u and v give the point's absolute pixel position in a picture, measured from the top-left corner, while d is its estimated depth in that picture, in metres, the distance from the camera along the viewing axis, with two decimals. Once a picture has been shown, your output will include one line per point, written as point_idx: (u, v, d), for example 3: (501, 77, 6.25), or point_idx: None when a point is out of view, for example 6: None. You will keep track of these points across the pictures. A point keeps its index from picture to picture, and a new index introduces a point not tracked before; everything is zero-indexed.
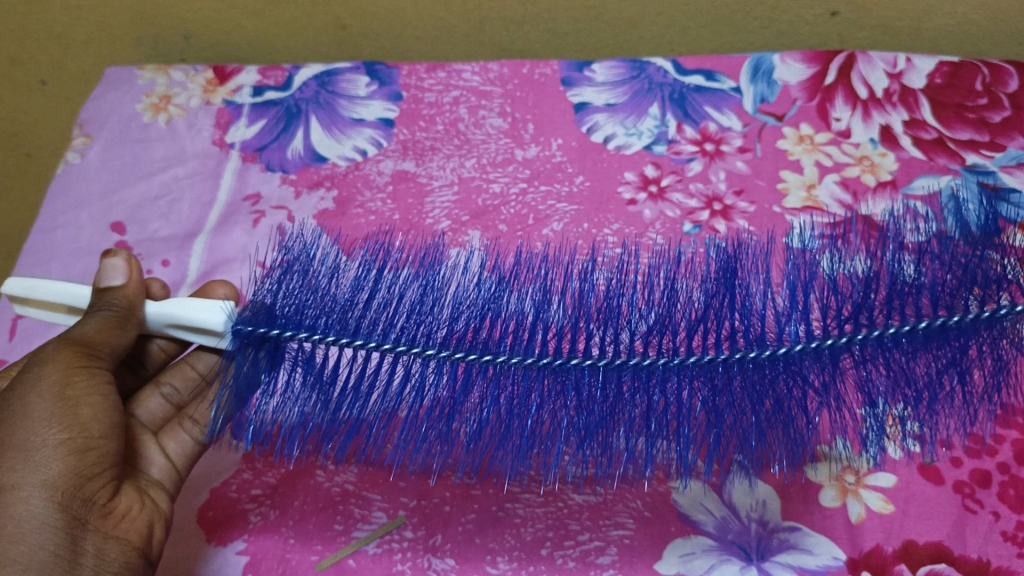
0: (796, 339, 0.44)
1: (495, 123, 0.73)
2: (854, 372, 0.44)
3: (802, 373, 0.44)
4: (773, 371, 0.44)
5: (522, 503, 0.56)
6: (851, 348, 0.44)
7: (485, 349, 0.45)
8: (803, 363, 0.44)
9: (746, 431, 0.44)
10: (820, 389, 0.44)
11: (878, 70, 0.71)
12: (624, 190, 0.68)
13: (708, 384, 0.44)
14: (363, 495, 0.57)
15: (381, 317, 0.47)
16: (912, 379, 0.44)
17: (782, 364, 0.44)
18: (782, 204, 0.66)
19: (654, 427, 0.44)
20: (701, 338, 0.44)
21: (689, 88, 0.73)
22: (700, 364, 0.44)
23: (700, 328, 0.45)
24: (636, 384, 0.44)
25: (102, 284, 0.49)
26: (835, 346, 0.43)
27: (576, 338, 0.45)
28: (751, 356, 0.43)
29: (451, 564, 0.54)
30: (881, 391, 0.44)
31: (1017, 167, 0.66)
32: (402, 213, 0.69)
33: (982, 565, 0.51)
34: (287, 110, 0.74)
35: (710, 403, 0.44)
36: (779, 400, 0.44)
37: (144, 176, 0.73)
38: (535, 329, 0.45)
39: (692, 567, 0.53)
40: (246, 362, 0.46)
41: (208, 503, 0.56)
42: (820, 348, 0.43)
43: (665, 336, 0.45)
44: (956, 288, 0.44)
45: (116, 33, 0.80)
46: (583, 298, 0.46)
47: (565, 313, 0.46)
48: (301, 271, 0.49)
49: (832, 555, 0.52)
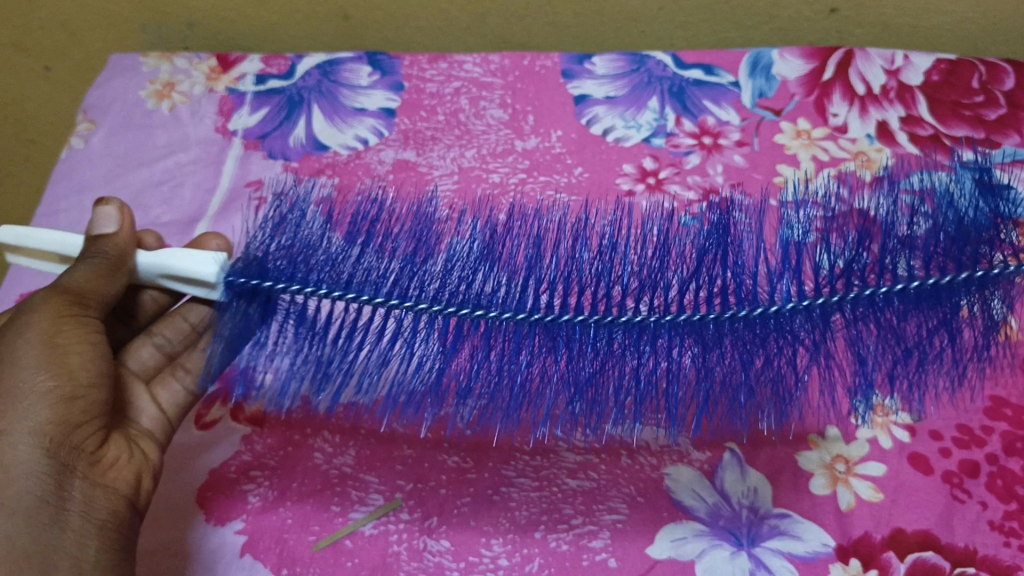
0: (787, 297, 0.46)
1: (495, 114, 0.74)
2: (844, 331, 0.46)
3: (793, 331, 0.46)
4: (764, 328, 0.46)
5: (517, 487, 0.57)
6: (842, 306, 0.46)
7: (473, 301, 0.47)
8: (795, 321, 0.46)
9: (735, 388, 0.47)
10: (810, 346, 0.46)
11: (876, 66, 0.72)
12: (623, 182, 0.69)
13: (699, 340, 0.46)
14: (360, 477, 0.57)
15: (374, 272, 0.49)
16: (901, 336, 0.46)
17: (773, 322, 0.46)
18: (778, 198, 0.66)
19: (642, 384, 0.47)
20: (693, 295, 0.47)
21: (688, 83, 0.73)
22: (690, 321, 0.46)
23: (693, 284, 0.48)
24: (619, 333, 0.46)
25: (95, 232, 0.49)
26: (826, 304, 0.45)
27: (567, 294, 0.47)
28: (743, 312, 0.46)
29: (446, 546, 0.54)
30: (871, 350, 0.47)
31: (1013, 165, 0.66)
32: (402, 202, 0.68)
33: (968, 554, 0.52)
34: (289, 99, 0.75)
35: (700, 359, 0.46)
36: (762, 350, 0.47)
37: (147, 162, 0.73)
38: (527, 283, 0.48)
39: (683, 551, 0.53)
40: (239, 313, 0.49)
41: (207, 484, 0.56)
42: (811, 305, 0.45)
43: (649, 298, 0.47)
44: (948, 250, 0.46)
45: (120, 20, 0.81)
46: (560, 262, 0.48)
47: (558, 267, 0.48)
48: (295, 228, 0.51)
49: (821, 541, 0.53)
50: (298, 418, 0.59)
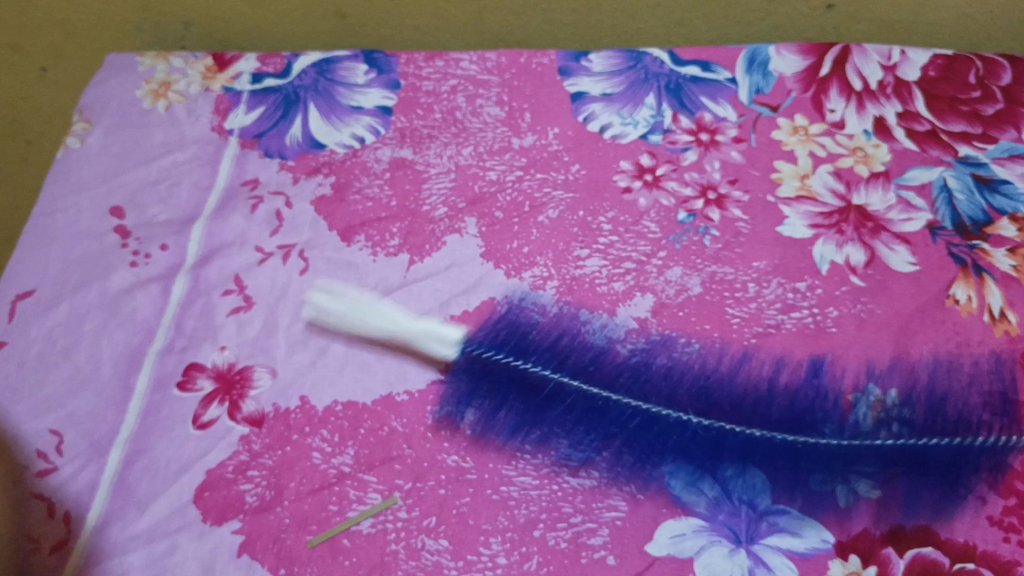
0: (728, 370, 0.58)
1: (492, 111, 0.73)
2: (783, 392, 0.57)
3: (737, 391, 0.57)
4: (717, 393, 0.57)
5: (517, 486, 0.55)
6: (777, 372, 0.57)
7: (520, 392, 0.58)
8: (740, 386, 0.57)
9: (694, 429, 0.56)
10: (756, 404, 0.56)
11: (872, 62, 0.72)
12: (620, 179, 0.68)
13: (659, 395, 0.57)
14: (358, 477, 0.56)
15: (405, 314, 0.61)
16: (831, 409, 0.56)
17: (724, 390, 0.57)
18: (776, 194, 0.66)
19: (621, 418, 0.56)
20: (659, 350, 0.59)
21: (685, 79, 0.73)
22: (655, 379, 0.58)
23: (655, 346, 0.59)
24: (646, 413, 0.56)
25: None
26: (760, 383, 0.57)
27: (569, 335, 0.60)
28: (695, 373, 0.58)
29: (444, 545, 0.53)
30: (812, 417, 0.56)
31: (1009, 159, 0.67)
32: (399, 200, 0.68)
33: (968, 550, 0.52)
34: (285, 98, 0.75)
35: (666, 414, 0.56)
36: (767, 438, 0.55)
37: (143, 161, 0.73)
38: (536, 326, 0.60)
39: (682, 549, 0.52)
40: (292, 351, 0.61)
41: (203, 485, 0.56)
42: (746, 380, 0.57)
43: (651, 386, 0.57)
44: (870, 317, 0.59)
45: (116, 19, 0.81)
46: (571, 350, 0.59)
47: (559, 309, 0.61)
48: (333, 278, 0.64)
49: (821, 538, 0.52)
50: (297, 419, 0.58)
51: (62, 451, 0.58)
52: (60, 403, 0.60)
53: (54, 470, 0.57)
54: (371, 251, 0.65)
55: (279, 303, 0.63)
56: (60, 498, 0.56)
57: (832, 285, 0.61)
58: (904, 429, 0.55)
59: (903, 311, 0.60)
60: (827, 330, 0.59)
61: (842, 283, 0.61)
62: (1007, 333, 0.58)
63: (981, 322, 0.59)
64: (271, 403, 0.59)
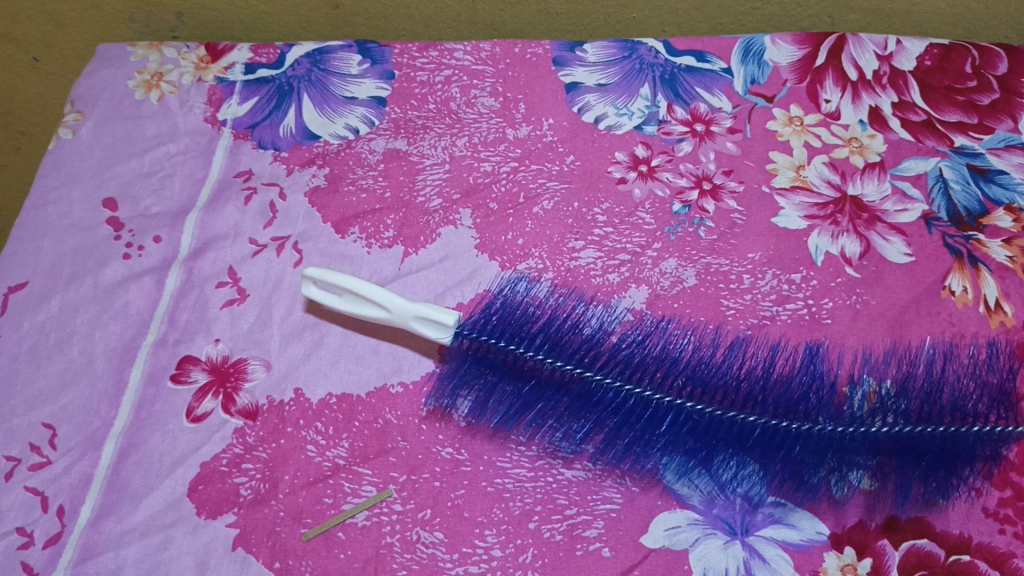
0: (721, 355, 0.55)
1: (487, 102, 0.73)
2: (776, 376, 0.54)
3: (729, 375, 0.54)
4: (709, 377, 0.54)
5: (511, 478, 0.55)
6: (771, 355, 0.56)
7: (514, 379, 0.55)
8: (733, 372, 0.54)
9: (682, 416, 0.53)
10: (749, 387, 0.53)
11: (868, 51, 0.72)
12: (614, 170, 0.68)
13: (650, 382, 0.54)
14: (353, 469, 0.56)
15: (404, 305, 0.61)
16: (825, 397, 0.53)
17: (715, 376, 0.54)
18: (771, 184, 0.66)
19: (617, 412, 0.54)
20: (659, 338, 0.56)
21: (680, 69, 0.73)
22: (648, 367, 0.54)
23: (651, 335, 0.57)
24: (641, 397, 0.53)
25: None
26: (753, 369, 0.54)
27: (570, 320, 0.57)
28: (688, 364, 0.54)
29: (439, 538, 0.53)
30: (804, 402, 0.53)
31: (1005, 149, 0.67)
32: (393, 191, 0.67)
33: (963, 541, 0.52)
34: (278, 89, 0.74)
35: (655, 402, 0.53)
36: (758, 424, 0.52)
37: (136, 153, 0.72)
38: (536, 309, 0.57)
39: (678, 540, 0.53)
40: (286, 344, 0.61)
41: (199, 478, 0.56)
42: (742, 367, 0.54)
43: (644, 370, 0.54)
44: (864, 307, 0.60)
45: (106, 9, 0.80)
46: (565, 336, 0.55)
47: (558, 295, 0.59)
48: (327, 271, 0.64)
49: (816, 530, 0.53)
50: (293, 412, 0.58)
51: (56, 445, 0.58)
52: (53, 396, 0.60)
53: (49, 463, 0.57)
54: (365, 243, 0.65)
55: (273, 295, 0.63)
56: (54, 492, 0.56)
57: (827, 276, 0.61)
58: (901, 419, 0.52)
59: (898, 304, 0.60)
60: (822, 321, 0.59)
61: (837, 275, 0.61)
62: (1003, 324, 0.58)
63: (976, 314, 0.59)
64: (265, 395, 0.58)
